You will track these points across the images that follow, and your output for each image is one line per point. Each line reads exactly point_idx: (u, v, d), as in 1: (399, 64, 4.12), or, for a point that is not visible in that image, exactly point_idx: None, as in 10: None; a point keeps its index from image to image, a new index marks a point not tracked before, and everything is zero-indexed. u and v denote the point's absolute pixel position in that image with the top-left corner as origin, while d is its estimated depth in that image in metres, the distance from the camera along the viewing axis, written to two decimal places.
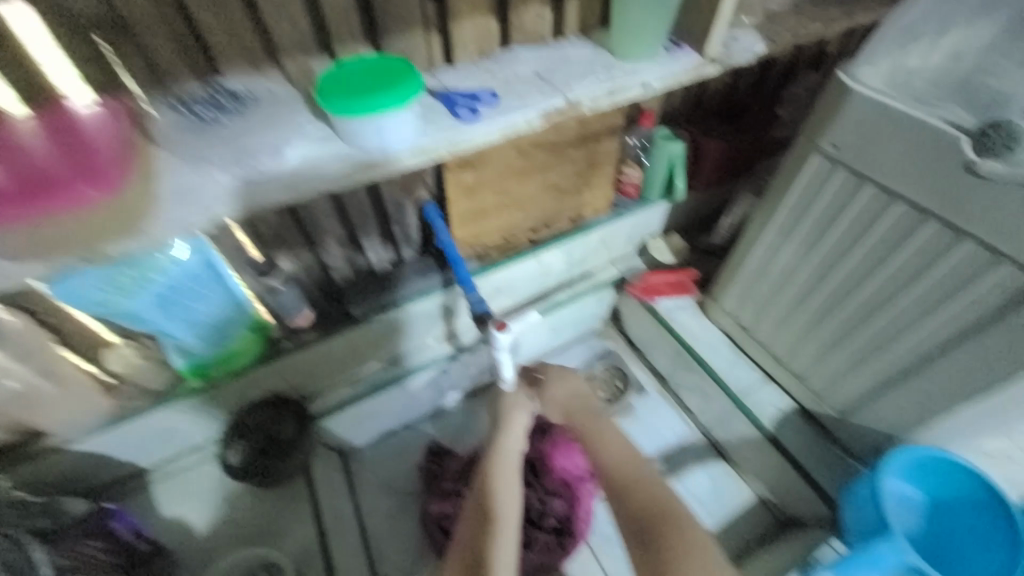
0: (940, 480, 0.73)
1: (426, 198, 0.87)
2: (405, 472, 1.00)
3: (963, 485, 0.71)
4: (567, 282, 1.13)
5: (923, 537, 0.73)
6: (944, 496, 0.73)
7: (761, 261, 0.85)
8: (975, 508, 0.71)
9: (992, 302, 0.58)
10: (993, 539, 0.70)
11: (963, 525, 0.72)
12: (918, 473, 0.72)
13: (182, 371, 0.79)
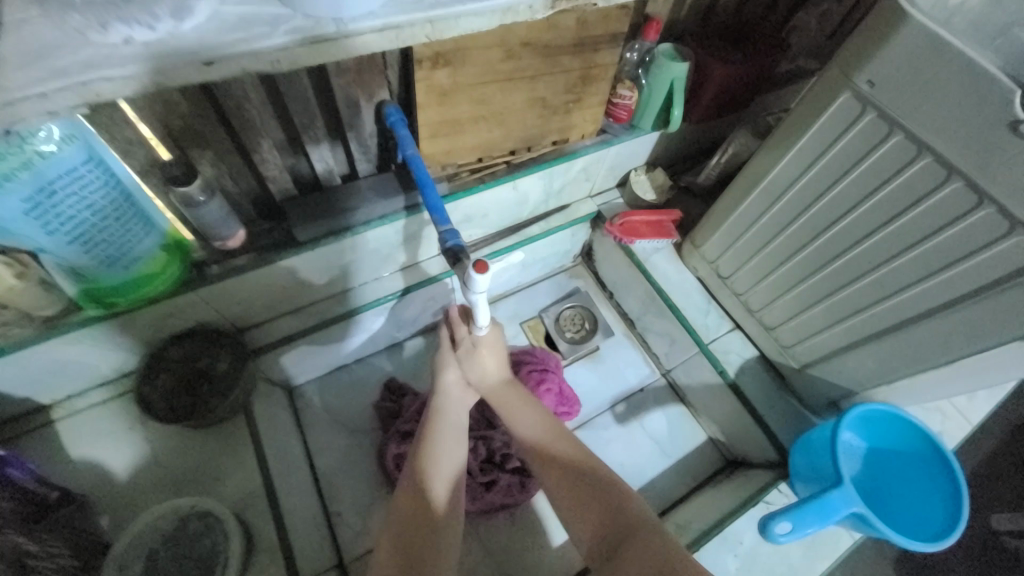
0: (883, 430, 0.77)
1: (388, 100, 0.71)
2: (358, 409, 0.93)
3: (903, 437, 0.77)
4: (541, 214, 1.04)
5: (862, 484, 0.78)
6: (881, 447, 0.79)
7: (754, 208, 0.80)
8: (907, 458, 0.77)
9: (993, 272, 0.56)
10: (921, 487, 0.75)
11: (895, 473, 0.78)
12: (867, 424, 0.77)
13: (76, 296, 0.64)
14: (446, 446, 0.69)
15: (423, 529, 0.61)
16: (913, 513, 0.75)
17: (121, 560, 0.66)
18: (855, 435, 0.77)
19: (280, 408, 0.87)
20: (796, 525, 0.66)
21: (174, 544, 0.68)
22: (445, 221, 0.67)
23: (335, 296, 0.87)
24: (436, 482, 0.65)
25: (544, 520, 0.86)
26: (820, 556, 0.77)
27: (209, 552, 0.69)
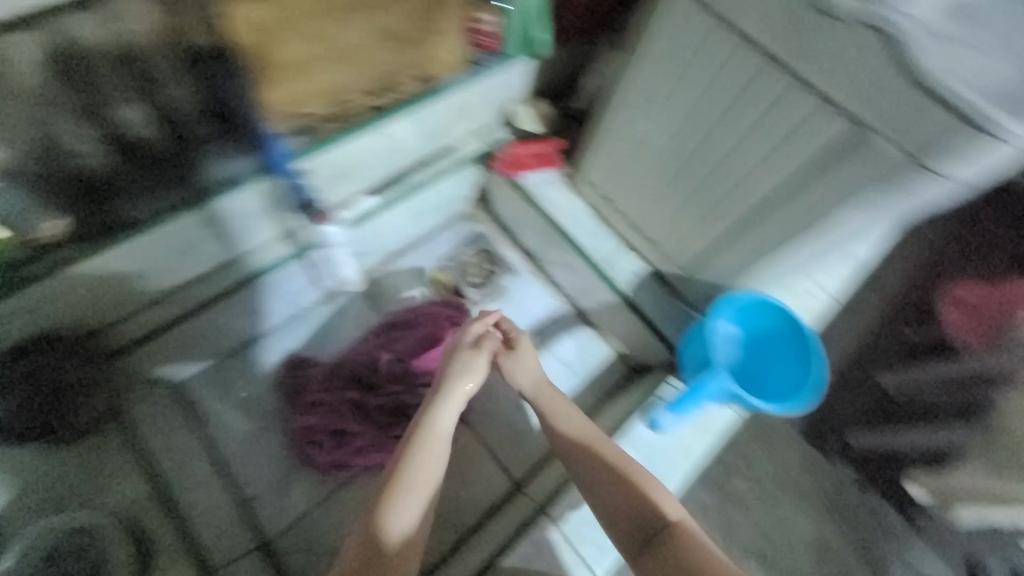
0: (757, 315, 0.84)
1: (203, 47, 0.63)
2: (260, 391, 0.88)
3: (775, 319, 0.83)
4: (423, 160, 0.98)
5: (746, 365, 0.86)
6: (762, 330, 0.85)
7: (627, 123, 0.82)
8: (784, 337, 0.84)
9: (819, 156, 0.62)
10: (797, 359, 0.83)
11: (776, 352, 0.85)
12: (740, 313, 0.83)
13: None
14: (412, 481, 0.61)
15: (390, 521, 0.59)
16: (790, 382, 0.83)
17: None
18: (732, 324, 0.84)
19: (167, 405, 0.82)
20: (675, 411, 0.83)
21: (63, 559, 0.69)
22: None
23: (197, 279, 0.81)
24: (408, 473, 0.61)
25: (467, 457, 0.89)
26: (707, 433, 0.86)
27: (96, 562, 0.70)
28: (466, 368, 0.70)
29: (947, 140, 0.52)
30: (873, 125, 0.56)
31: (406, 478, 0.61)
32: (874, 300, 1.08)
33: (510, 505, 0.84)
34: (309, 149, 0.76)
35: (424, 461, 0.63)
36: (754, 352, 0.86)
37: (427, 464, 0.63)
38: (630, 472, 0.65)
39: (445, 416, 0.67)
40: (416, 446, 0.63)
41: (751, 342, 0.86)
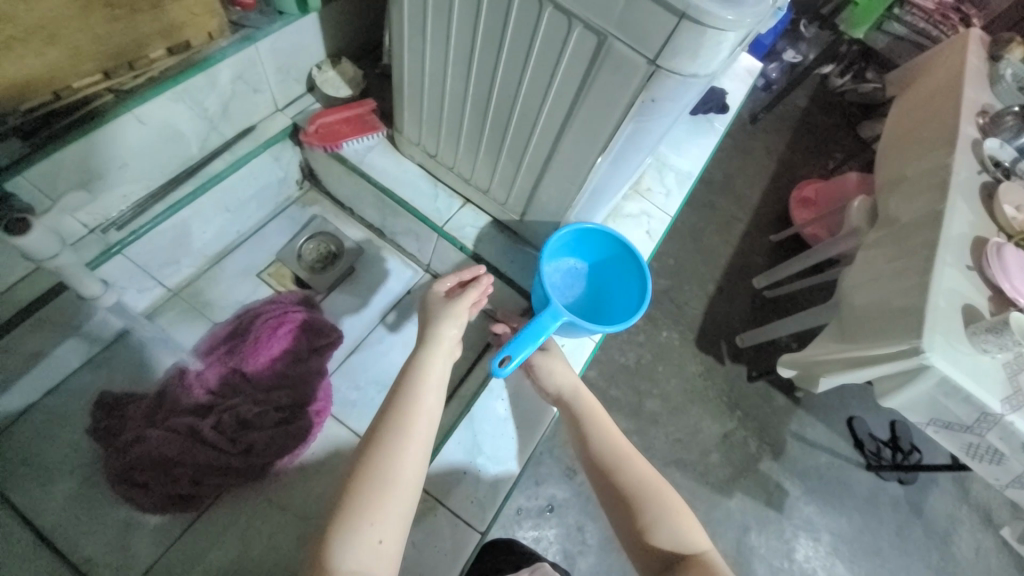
0: (592, 245, 0.87)
1: None
2: (74, 444, 0.76)
3: (608, 246, 0.87)
4: (221, 145, 0.89)
5: (590, 295, 0.89)
6: (599, 261, 0.90)
7: (415, 69, 0.78)
8: (618, 262, 0.88)
9: (576, 73, 0.61)
10: (631, 281, 0.87)
11: (615, 278, 0.89)
12: (573, 245, 0.86)
13: None
14: (395, 468, 0.54)
15: (365, 515, 0.51)
16: (628, 304, 0.86)
17: None
18: (568, 258, 0.88)
19: None
20: (515, 352, 0.71)
21: None
22: None
23: None
24: (395, 459, 0.54)
25: (340, 452, 0.85)
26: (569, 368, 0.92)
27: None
28: (447, 315, 0.69)
29: (675, 37, 0.50)
30: (607, 31, 0.54)
31: (391, 467, 0.54)
32: (720, 272, 1.61)
33: None
34: (37, 151, 0.63)
35: (411, 448, 0.56)
36: (596, 284, 0.89)
37: (410, 450, 0.56)
38: (659, 490, 0.64)
39: (433, 397, 0.62)
40: (391, 435, 0.56)
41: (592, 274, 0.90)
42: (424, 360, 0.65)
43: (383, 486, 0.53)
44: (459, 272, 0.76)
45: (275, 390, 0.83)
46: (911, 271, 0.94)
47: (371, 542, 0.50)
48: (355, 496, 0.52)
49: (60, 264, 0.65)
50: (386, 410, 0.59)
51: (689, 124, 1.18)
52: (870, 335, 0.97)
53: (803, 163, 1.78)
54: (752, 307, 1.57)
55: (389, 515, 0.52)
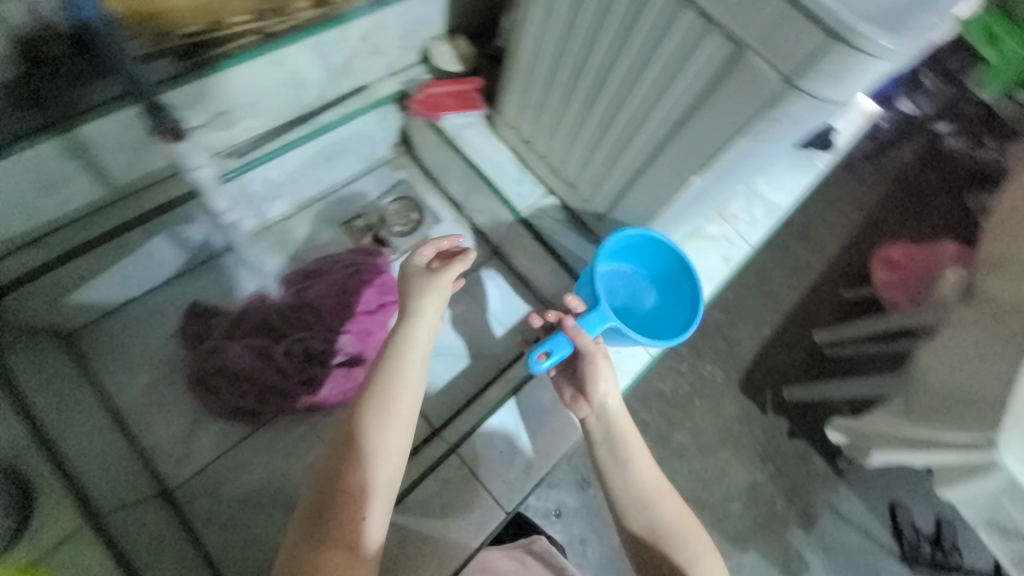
0: (656, 252, 0.84)
1: None
2: (162, 340, 0.85)
3: (670, 257, 0.83)
4: (336, 99, 0.94)
5: (643, 297, 0.87)
6: (656, 267, 0.87)
7: (532, 54, 0.80)
8: (675, 272, 0.85)
9: (701, 82, 0.60)
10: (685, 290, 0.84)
11: (669, 286, 0.86)
12: (634, 246, 0.84)
13: None
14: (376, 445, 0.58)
15: (349, 497, 0.55)
16: (676, 317, 0.84)
17: None
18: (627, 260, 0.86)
19: (55, 352, 0.76)
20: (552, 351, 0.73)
21: None
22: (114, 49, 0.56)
23: (80, 220, 0.74)
24: (375, 445, 0.58)
25: None
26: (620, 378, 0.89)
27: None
28: (429, 289, 0.68)
29: (820, 58, 0.49)
30: (745, 41, 0.53)
31: (370, 451, 0.57)
32: (778, 319, 1.53)
33: (424, 451, 0.81)
34: (185, 75, 0.69)
35: (390, 430, 0.59)
36: (649, 287, 0.87)
37: (389, 434, 0.58)
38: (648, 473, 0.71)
39: (415, 374, 0.63)
40: (371, 414, 0.59)
41: (651, 279, 0.88)
42: (407, 337, 0.65)
43: (364, 470, 0.56)
44: (437, 242, 0.73)
45: (342, 333, 0.86)
46: (1004, 357, 0.85)
47: (356, 520, 0.55)
48: (338, 479, 0.56)
49: (200, 174, 0.75)
50: (367, 393, 0.62)
51: (790, 157, 1.13)
52: (942, 416, 0.89)
53: (900, 221, 1.64)
54: (807, 361, 1.49)
55: (372, 495, 0.56)
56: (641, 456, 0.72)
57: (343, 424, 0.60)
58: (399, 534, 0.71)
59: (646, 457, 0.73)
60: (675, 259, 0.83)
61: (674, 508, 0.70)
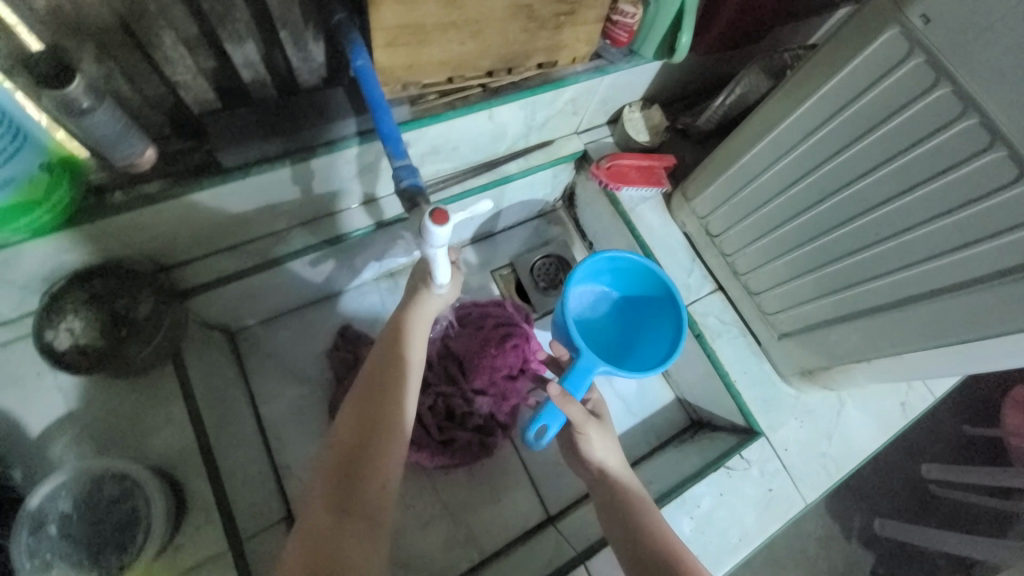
0: (624, 279, 0.85)
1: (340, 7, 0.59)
2: (310, 356, 0.87)
3: (640, 283, 0.84)
4: (520, 150, 0.91)
5: (624, 331, 0.86)
6: (630, 301, 0.87)
7: (757, 161, 0.71)
8: (656, 306, 0.84)
9: (1009, 258, 0.50)
10: (667, 322, 0.82)
11: (650, 317, 0.85)
12: (607, 273, 0.84)
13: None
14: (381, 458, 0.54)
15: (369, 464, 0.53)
16: (663, 339, 0.81)
17: (32, 522, 0.56)
18: (599, 285, 0.86)
19: (221, 356, 0.79)
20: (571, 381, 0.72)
21: (89, 508, 0.58)
22: (401, 153, 0.55)
23: (277, 234, 0.76)
24: (393, 413, 0.56)
25: (504, 479, 0.85)
26: (771, 519, 0.77)
27: (128, 517, 0.58)
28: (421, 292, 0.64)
29: None
30: None
31: (386, 419, 0.56)
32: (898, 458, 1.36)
33: (536, 539, 0.79)
34: (405, 120, 0.69)
35: (402, 395, 0.58)
36: (631, 320, 0.86)
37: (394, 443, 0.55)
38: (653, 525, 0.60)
39: (416, 351, 0.62)
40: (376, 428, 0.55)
41: (630, 314, 0.87)
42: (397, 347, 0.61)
43: (368, 481, 0.52)
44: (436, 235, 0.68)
45: (481, 395, 0.84)
46: None
47: (379, 483, 0.53)
48: (355, 456, 0.53)
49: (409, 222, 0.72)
50: (378, 365, 0.59)
51: None
52: None
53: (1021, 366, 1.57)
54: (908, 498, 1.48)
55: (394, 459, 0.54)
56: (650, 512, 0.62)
57: (352, 396, 0.58)
58: None
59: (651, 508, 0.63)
60: (657, 288, 0.83)
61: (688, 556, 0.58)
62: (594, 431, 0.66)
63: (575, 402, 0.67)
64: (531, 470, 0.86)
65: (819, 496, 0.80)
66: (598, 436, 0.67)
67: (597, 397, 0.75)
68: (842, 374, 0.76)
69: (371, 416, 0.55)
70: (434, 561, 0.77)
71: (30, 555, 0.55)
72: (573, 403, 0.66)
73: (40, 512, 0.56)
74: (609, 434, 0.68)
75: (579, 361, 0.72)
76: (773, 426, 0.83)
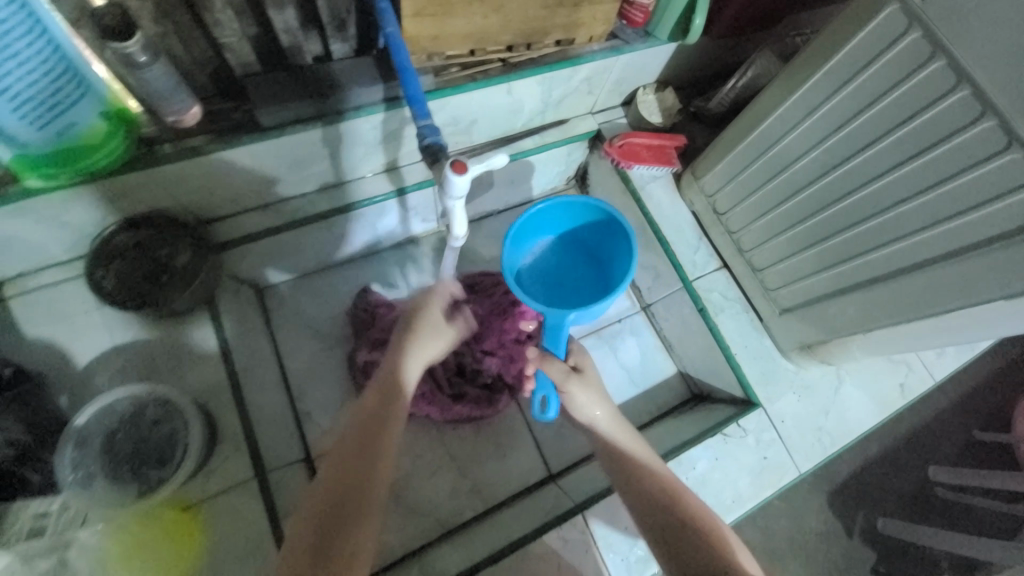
0: (562, 214, 0.81)
1: None
2: (331, 315, 0.92)
3: (577, 212, 0.80)
4: (537, 127, 0.95)
5: (589, 261, 0.84)
6: (575, 239, 0.85)
7: (765, 137, 0.74)
8: (599, 232, 0.81)
9: (999, 225, 0.52)
10: (620, 236, 0.77)
11: (605, 235, 0.80)
12: (538, 222, 0.81)
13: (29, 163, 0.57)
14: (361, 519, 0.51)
15: (347, 526, 0.50)
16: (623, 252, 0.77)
17: (77, 438, 0.61)
18: (540, 236, 0.83)
19: (251, 308, 0.85)
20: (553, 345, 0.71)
21: (130, 428, 0.64)
22: (424, 114, 0.59)
23: (306, 196, 0.82)
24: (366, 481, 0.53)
25: (508, 437, 0.89)
26: (765, 485, 0.81)
27: (168, 438, 0.64)
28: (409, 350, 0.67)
29: None
30: None
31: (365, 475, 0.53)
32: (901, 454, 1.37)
33: (537, 494, 0.83)
34: (429, 90, 0.74)
35: (408, 403, 0.62)
36: (588, 253, 0.84)
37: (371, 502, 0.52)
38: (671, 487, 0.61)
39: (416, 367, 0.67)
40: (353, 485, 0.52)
41: (585, 252, 0.84)
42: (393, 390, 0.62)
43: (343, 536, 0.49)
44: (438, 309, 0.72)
45: (491, 356, 0.89)
46: None
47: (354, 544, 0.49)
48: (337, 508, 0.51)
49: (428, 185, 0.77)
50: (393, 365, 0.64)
51: None
52: None
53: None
54: (911, 500, 1.48)
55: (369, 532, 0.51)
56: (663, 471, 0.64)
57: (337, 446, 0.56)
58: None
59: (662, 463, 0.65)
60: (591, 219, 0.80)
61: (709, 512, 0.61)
62: (575, 387, 0.67)
63: (556, 361, 0.69)
64: (535, 430, 0.90)
65: (813, 467, 0.83)
66: (585, 393, 0.67)
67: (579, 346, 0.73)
68: (839, 349, 0.78)
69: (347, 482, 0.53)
70: (439, 508, 0.82)
71: (74, 467, 0.60)
72: (553, 363, 0.68)
73: (86, 429, 0.62)
74: (594, 385, 0.69)
75: (548, 322, 0.69)
76: (770, 399, 0.86)
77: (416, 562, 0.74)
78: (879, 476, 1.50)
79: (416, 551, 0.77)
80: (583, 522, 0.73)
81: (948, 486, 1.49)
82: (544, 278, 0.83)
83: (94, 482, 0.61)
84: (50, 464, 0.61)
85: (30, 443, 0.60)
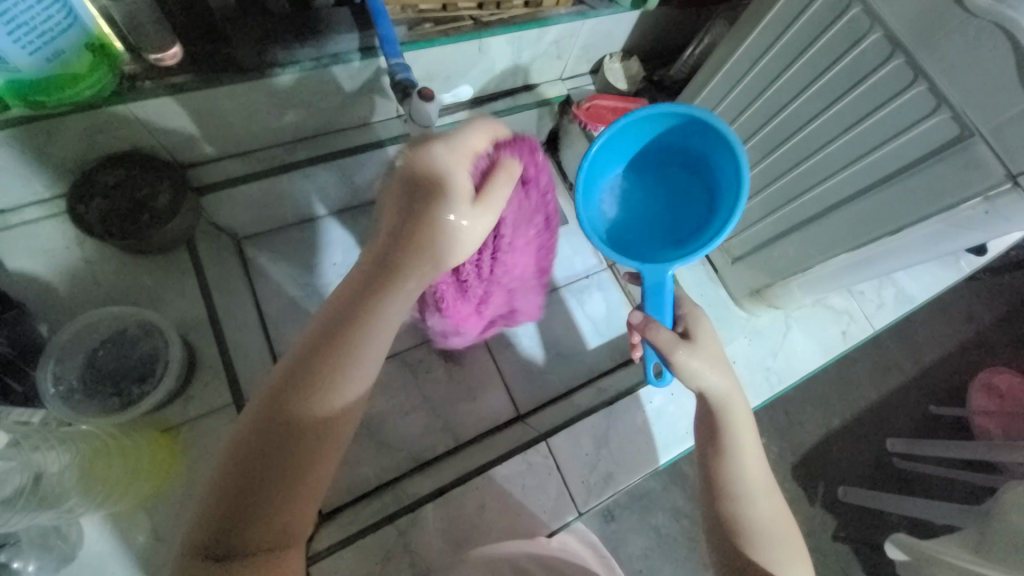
0: (635, 134, 0.67)
1: None
2: (311, 268, 0.96)
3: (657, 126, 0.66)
4: (509, 90, 1.00)
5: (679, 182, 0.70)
6: (655, 150, 0.70)
7: (717, 92, 0.80)
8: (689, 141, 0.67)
9: (907, 156, 0.59)
10: (723, 151, 0.64)
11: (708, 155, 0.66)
12: (613, 150, 0.68)
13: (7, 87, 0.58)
14: (288, 491, 0.49)
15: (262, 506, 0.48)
16: (725, 162, 0.64)
17: (60, 354, 0.67)
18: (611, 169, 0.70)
19: (230, 257, 0.88)
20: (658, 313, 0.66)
21: (114, 347, 0.69)
22: (396, 54, 0.65)
23: (284, 146, 0.85)
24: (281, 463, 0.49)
25: (479, 381, 0.94)
26: None
27: (148, 355, 0.70)
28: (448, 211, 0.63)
29: None
30: (979, 128, 0.52)
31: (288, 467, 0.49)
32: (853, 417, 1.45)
33: (506, 430, 0.89)
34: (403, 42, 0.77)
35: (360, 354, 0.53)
36: (670, 158, 0.70)
37: (299, 480, 0.50)
38: (753, 476, 0.60)
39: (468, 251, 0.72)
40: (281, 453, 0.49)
41: (662, 158, 0.71)
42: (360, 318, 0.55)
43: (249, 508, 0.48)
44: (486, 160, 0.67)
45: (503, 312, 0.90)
46: None
47: (284, 512, 0.49)
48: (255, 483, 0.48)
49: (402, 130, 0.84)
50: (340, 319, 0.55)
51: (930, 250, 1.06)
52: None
53: (975, 350, 1.70)
54: (871, 469, 1.57)
55: (300, 501, 0.49)
56: (752, 455, 0.61)
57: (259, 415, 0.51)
58: (482, 499, 0.73)
59: (755, 450, 0.61)
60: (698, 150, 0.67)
61: (772, 503, 0.59)
62: (685, 358, 0.61)
63: (666, 329, 0.63)
64: (505, 375, 0.95)
65: (761, 403, 0.90)
66: (698, 362, 0.60)
67: (690, 313, 0.66)
68: (784, 291, 0.85)
69: (265, 462, 0.49)
70: (412, 444, 0.87)
71: (56, 380, 0.66)
72: (660, 330, 0.63)
73: (69, 345, 0.67)
74: (708, 357, 0.61)
75: (648, 281, 0.65)
76: (723, 341, 0.92)
77: (391, 489, 0.79)
78: (839, 446, 1.58)
79: (392, 481, 0.81)
80: (547, 448, 0.78)
81: (903, 456, 1.57)
82: (632, 208, 0.71)
83: (76, 397, 0.66)
84: (31, 377, 0.66)
85: (14, 357, 0.62)
